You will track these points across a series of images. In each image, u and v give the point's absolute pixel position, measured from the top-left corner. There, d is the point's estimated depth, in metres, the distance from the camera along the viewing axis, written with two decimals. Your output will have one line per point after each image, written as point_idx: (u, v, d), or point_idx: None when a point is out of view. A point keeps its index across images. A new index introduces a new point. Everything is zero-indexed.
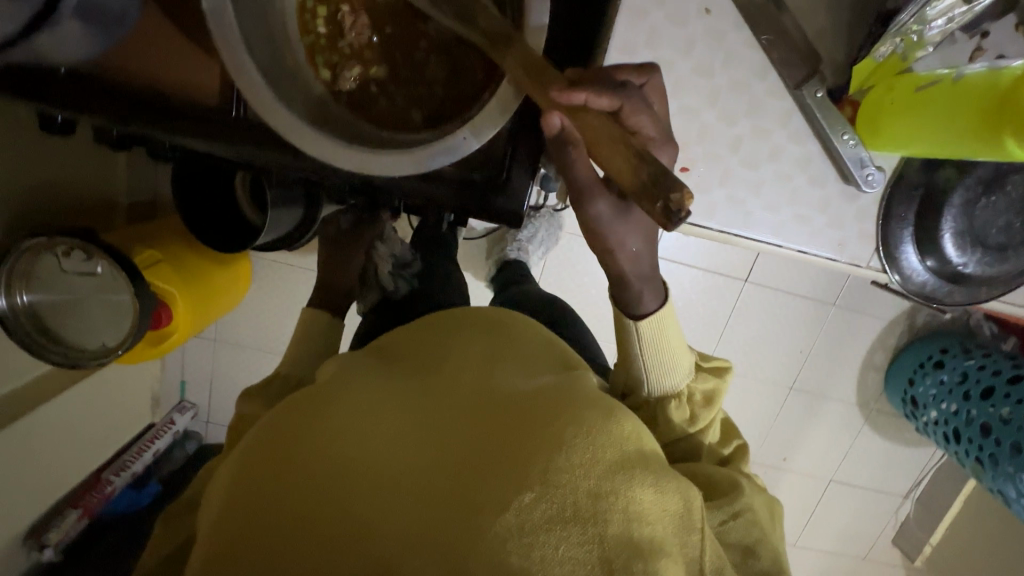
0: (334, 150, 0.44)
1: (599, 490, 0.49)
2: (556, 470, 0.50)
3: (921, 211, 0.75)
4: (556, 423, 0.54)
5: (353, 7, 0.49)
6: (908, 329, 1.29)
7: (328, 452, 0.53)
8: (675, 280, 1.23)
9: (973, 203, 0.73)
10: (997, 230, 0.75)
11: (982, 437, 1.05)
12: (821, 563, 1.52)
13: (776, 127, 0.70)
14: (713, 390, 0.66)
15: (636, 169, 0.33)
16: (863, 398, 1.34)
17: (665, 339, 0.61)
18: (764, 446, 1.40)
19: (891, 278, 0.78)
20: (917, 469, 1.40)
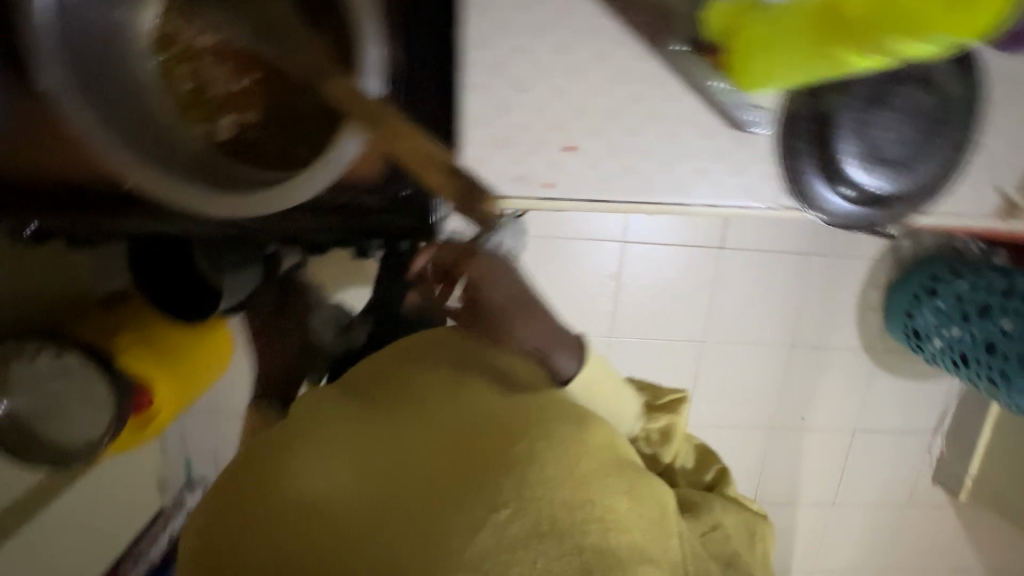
0: (214, 201, 0.49)
1: (575, 502, 0.53)
2: (530, 484, 0.53)
3: (822, 141, 0.70)
4: (528, 440, 0.57)
5: (214, 61, 0.56)
6: (895, 263, 1.26)
7: (311, 484, 0.54)
8: (651, 260, 1.23)
9: (867, 122, 0.70)
10: (895, 144, 0.72)
11: (991, 356, 1.03)
12: (866, 516, 1.47)
13: (650, 87, 0.67)
14: (666, 426, 0.77)
15: (452, 179, 0.51)
16: (867, 340, 1.31)
17: (593, 390, 0.72)
18: (780, 408, 1.37)
19: (812, 214, 0.73)
20: (940, 400, 1.36)
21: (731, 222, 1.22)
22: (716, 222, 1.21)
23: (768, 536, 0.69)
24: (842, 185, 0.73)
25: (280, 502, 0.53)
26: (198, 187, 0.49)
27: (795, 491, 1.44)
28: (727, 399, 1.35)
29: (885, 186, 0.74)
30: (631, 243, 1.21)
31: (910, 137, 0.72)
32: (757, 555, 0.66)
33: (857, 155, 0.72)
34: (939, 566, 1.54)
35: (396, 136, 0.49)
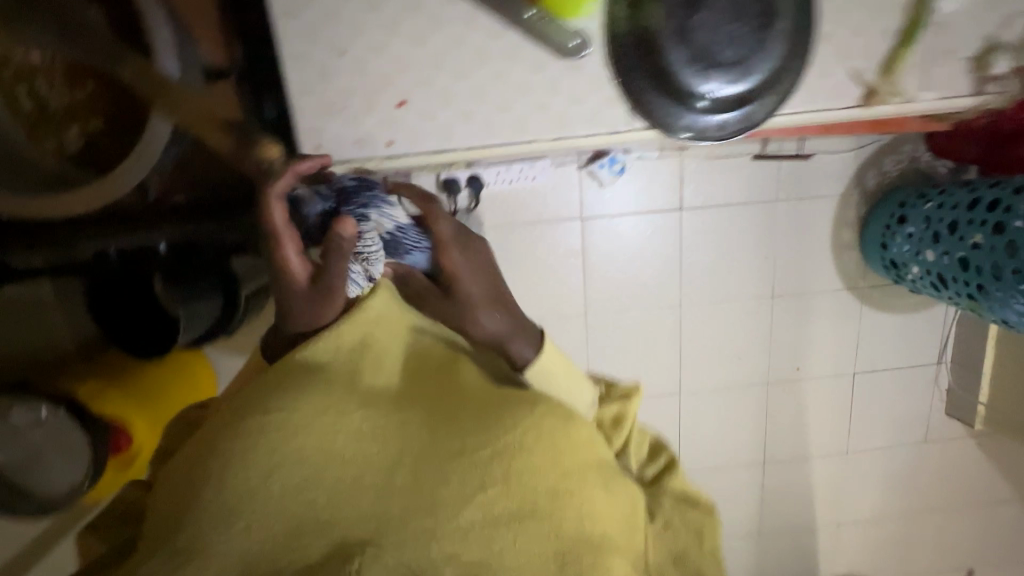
0: (71, 204, 0.73)
1: (557, 489, 0.61)
2: (518, 468, 0.59)
3: (648, 49, 0.70)
4: (525, 424, 0.62)
5: (47, 81, 0.78)
6: (863, 196, 1.24)
7: (303, 440, 0.56)
8: (613, 233, 1.22)
9: (683, 23, 0.70)
10: (726, 45, 0.71)
11: (965, 273, 0.99)
12: (883, 461, 1.43)
13: (472, 31, 0.68)
14: (619, 413, 0.78)
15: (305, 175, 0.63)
16: (849, 279, 1.29)
17: (552, 376, 0.75)
18: (773, 362, 1.34)
19: (681, 137, 0.74)
20: (938, 331, 1.33)
21: (686, 182, 1.21)
22: (671, 184, 1.20)
23: (712, 533, 0.74)
24: (693, 100, 0.73)
25: (272, 455, 0.55)
26: (40, 200, 0.73)
27: (804, 445, 1.41)
28: (717, 361, 1.33)
29: (741, 87, 0.73)
30: (589, 219, 1.21)
31: (739, 33, 0.71)
32: (703, 552, 0.73)
33: (694, 63, 0.72)
34: (969, 501, 1.49)
35: (173, 105, 0.72)
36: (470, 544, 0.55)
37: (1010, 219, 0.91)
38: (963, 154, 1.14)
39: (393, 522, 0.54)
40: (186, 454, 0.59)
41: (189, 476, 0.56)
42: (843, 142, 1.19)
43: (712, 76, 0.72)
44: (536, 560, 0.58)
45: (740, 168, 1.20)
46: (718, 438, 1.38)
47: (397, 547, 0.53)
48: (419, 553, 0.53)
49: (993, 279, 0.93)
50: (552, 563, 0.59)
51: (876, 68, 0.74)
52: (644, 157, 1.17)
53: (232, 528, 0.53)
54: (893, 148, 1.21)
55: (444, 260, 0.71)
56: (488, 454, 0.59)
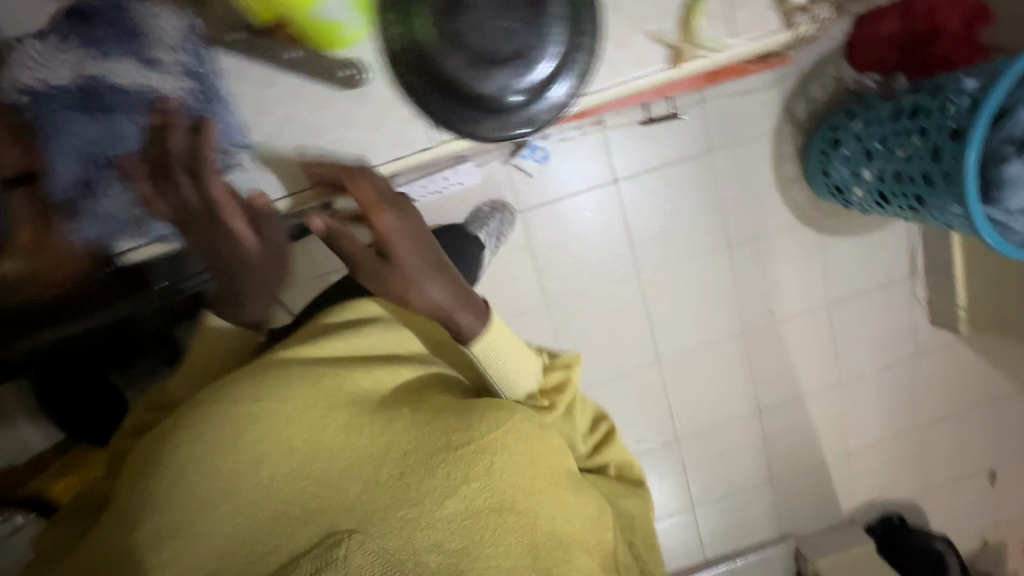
0: None
1: (531, 488, 0.64)
2: (497, 464, 0.62)
3: (425, 67, 0.73)
4: (506, 422, 0.65)
5: None
6: (797, 127, 1.21)
7: (295, 426, 0.60)
8: (554, 218, 1.21)
9: (455, 31, 0.73)
10: (505, 41, 0.74)
11: (902, 185, 0.97)
12: (879, 382, 1.42)
13: (243, 84, 0.70)
14: (562, 380, 0.79)
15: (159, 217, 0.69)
16: (802, 212, 1.27)
17: (503, 351, 0.73)
18: (746, 310, 1.32)
19: (517, 135, 0.77)
20: (902, 244, 1.31)
21: (615, 152, 1.19)
22: (600, 158, 1.19)
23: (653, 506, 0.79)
24: (508, 97, 0.76)
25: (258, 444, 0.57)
26: None
27: (795, 386, 1.39)
28: (688, 322, 1.31)
29: (543, 70, 0.75)
30: (527, 211, 1.20)
31: (512, 28, 0.74)
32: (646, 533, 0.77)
33: (480, 64, 0.74)
34: (972, 406, 1.47)
35: None
36: (449, 539, 0.58)
37: (932, 121, 0.90)
38: (887, 63, 1.10)
39: (379, 512, 0.57)
40: (158, 431, 0.59)
41: (164, 450, 0.56)
42: (763, 79, 1.18)
43: (502, 74, 0.75)
44: (510, 557, 0.60)
45: (667, 127, 1.19)
46: (708, 395, 1.37)
47: (380, 533, 0.56)
48: (400, 546, 0.56)
49: (929, 186, 0.90)
50: (525, 556, 0.61)
51: (672, 27, 0.77)
52: (567, 138, 1.16)
53: (218, 511, 0.54)
54: (816, 73, 1.19)
55: (376, 223, 0.68)
56: (471, 452, 0.61)
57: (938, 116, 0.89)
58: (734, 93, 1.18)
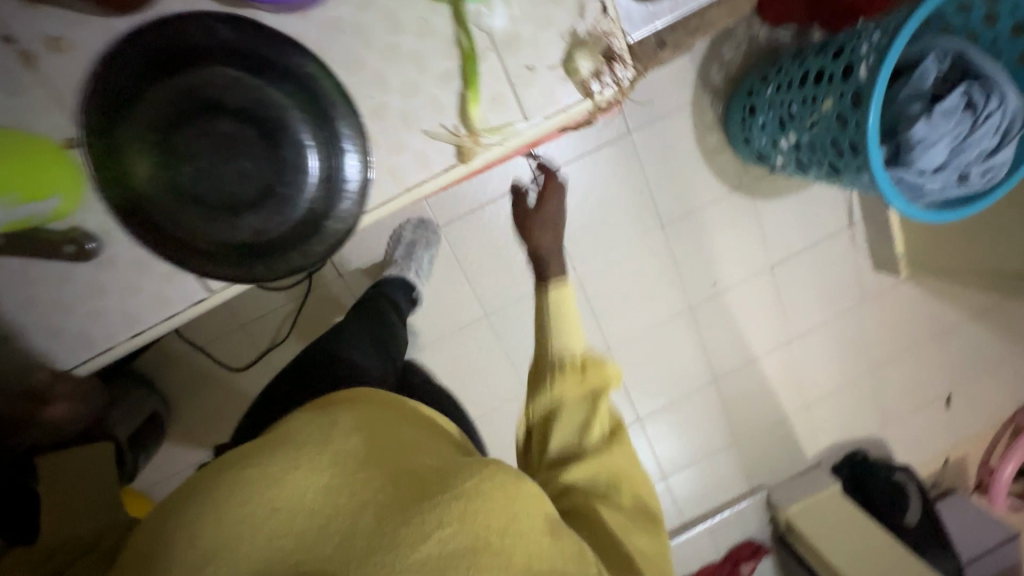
0: None
1: (506, 529, 0.47)
2: (470, 500, 0.48)
3: (162, 237, 0.64)
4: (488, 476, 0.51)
5: None
6: (715, 95, 1.16)
7: (263, 480, 0.49)
8: (478, 225, 1.16)
9: (181, 187, 0.63)
10: (245, 179, 0.64)
11: (817, 154, 0.94)
12: (828, 333, 1.43)
13: None
14: (599, 367, 0.67)
15: None
16: (732, 180, 1.23)
17: (564, 314, 0.70)
18: (688, 286, 1.30)
19: (330, 244, 0.67)
20: (837, 197, 1.29)
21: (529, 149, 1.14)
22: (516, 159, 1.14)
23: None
24: (279, 228, 0.65)
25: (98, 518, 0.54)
26: None
27: (747, 350, 1.40)
28: (631, 306, 1.29)
29: (302, 195, 0.64)
30: (449, 224, 1.15)
31: (247, 162, 0.63)
32: None
33: (225, 212, 0.64)
34: (921, 341, 1.49)
35: None
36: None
37: (837, 88, 0.87)
38: (796, 17, 1.04)
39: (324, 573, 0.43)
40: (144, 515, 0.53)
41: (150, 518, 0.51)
42: None
43: (256, 215, 0.64)
44: None
45: None
46: (661, 373, 1.38)
47: None
48: None
49: (841, 154, 0.88)
50: None
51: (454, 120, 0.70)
52: None
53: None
54: (726, 35, 1.12)
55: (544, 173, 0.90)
56: (443, 497, 0.48)
57: (840, 83, 0.86)
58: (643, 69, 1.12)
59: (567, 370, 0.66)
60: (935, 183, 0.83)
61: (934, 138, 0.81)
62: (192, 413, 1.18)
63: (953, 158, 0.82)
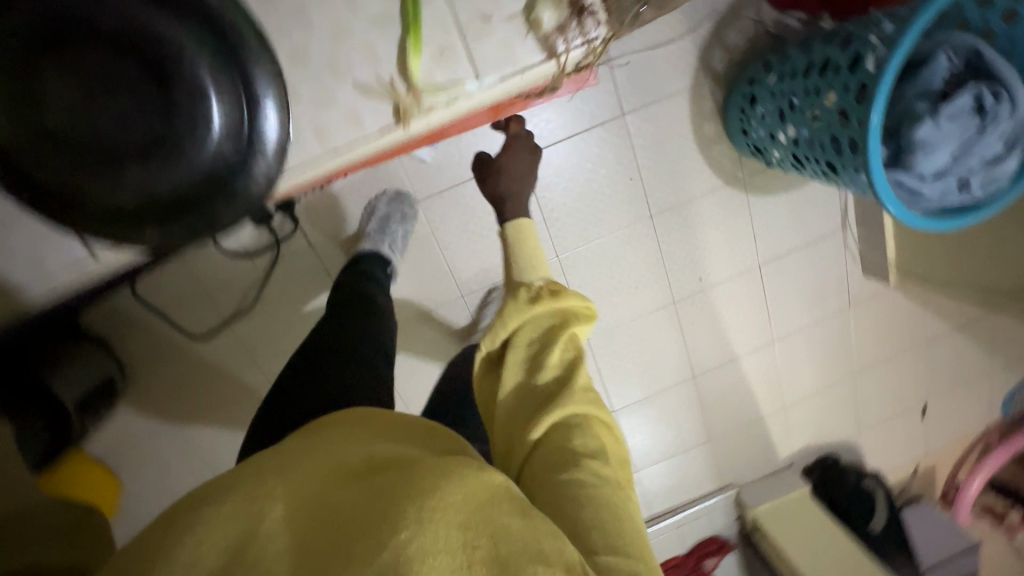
0: None
1: (466, 519, 0.41)
2: (430, 506, 0.41)
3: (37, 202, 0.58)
4: (439, 471, 0.45)
5: None
6: (715, 81, 1.10)
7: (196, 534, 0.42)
8: (458, 202, 1.11)
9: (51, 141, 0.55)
10: (124, 133, 0.56)
11: (814, 151, 0.90)
12: (811, 337, 1.40)
13: None
14: (560, 291, 0.65)
15: None
16: (727, 173, 1.18)
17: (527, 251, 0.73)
18: (673, 280, 1.26)
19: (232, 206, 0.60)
20: (833, 197, 1.24)
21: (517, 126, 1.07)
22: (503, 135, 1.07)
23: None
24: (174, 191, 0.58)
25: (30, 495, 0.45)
26: None
27: (730, 349, 1.37)
28: (613, 297, 1.25)
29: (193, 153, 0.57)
30: (428, 198, 1.10)
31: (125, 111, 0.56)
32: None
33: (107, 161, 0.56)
34: (904, 349, 1.47)
35: None
36: None
37: (842, 80, 0.82)
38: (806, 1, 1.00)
39: None
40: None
41: None
42: (673, 28, 1.05)
43: (139, 176, 0.57)
44: None
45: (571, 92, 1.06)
46: (639, 367, 1.35)
47: None
48: None
49: (839, 153, 0.84)
50: None
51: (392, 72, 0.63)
52: None
53: None
54: (732, 17, 1.06)
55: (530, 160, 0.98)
56: (396, 499, 0.41)
57: (845, 74, 0.82)
58: (642, 48, 1.05)
59: (521, 291, 0.66)
60: (934, 189, 0.79)
61: (937, 142, 0.77)
62: (152, 380, 1.14)
63: (955, 163, 0.78)
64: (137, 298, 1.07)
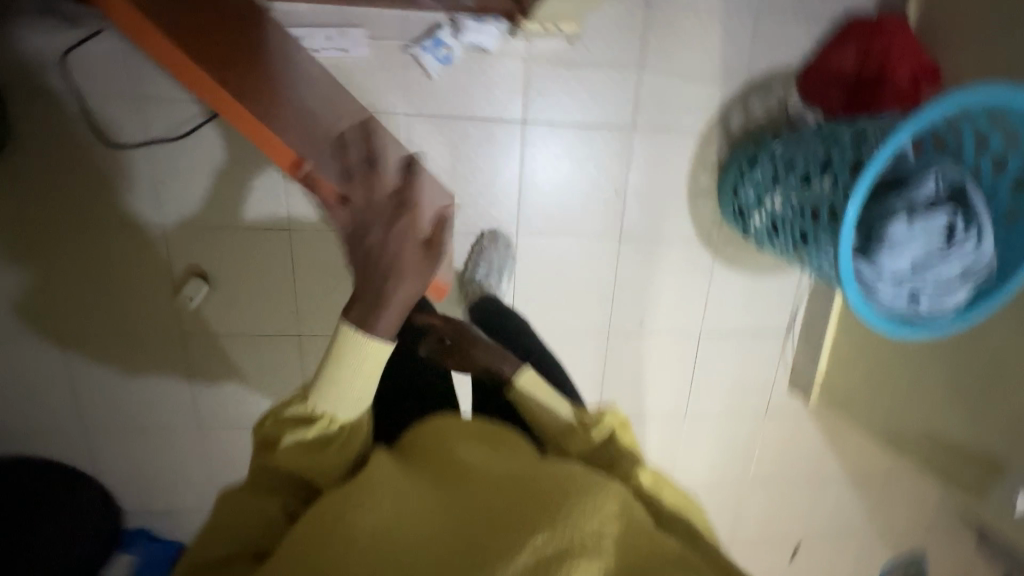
0: None
1: (598, 531, 0.49)
2: (565, 520, 0.49)
3: None
4: (559, 485, 0.53)
5: None
6: (726, 138, 1.12)
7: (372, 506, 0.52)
8: (443, 135, 1.04)
9: None
10: None
11: (794, 219, 0.90)
12: (720, 429, 1.36)
13: None
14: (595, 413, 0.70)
15: None
16: (703, 230, 1.18)
17: (541, 397, 0.72)
18: (615, 312, 1.22)
19: None
20: (789, 299, 1.26)
21: (533, 90, 1.04)
22: (514, 88, 1.03)
23: None
24: None
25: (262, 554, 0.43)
26: None
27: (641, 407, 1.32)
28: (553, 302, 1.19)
29: None
30: (416, 118, 1.02)
31: None
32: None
33: None
34: (798, 480, 1.44)
35: None
36: None
37: (841, 154, 0.82)
38: (830, 101, 1.03)
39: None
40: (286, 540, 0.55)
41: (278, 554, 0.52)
42: (710, 70, 1.07)
43: None
44: None
45: (595, 82, 1.05)
46: None
47: None
48: None
49: (816, 222, 0.84)
50: None
51: None
52: (484, 51, 1.00)
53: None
54: (762, 86, 1.09)
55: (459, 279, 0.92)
56: (535, 508, 0.51)
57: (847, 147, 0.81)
58: (675, 74, 1.06)
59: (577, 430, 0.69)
60: (887, 291, 0.79)
61: (908, 245, 0.77)
62: (46, 162, 1.00)
63: (913, 274, 0.79)
64: (63, 70, 0.96)
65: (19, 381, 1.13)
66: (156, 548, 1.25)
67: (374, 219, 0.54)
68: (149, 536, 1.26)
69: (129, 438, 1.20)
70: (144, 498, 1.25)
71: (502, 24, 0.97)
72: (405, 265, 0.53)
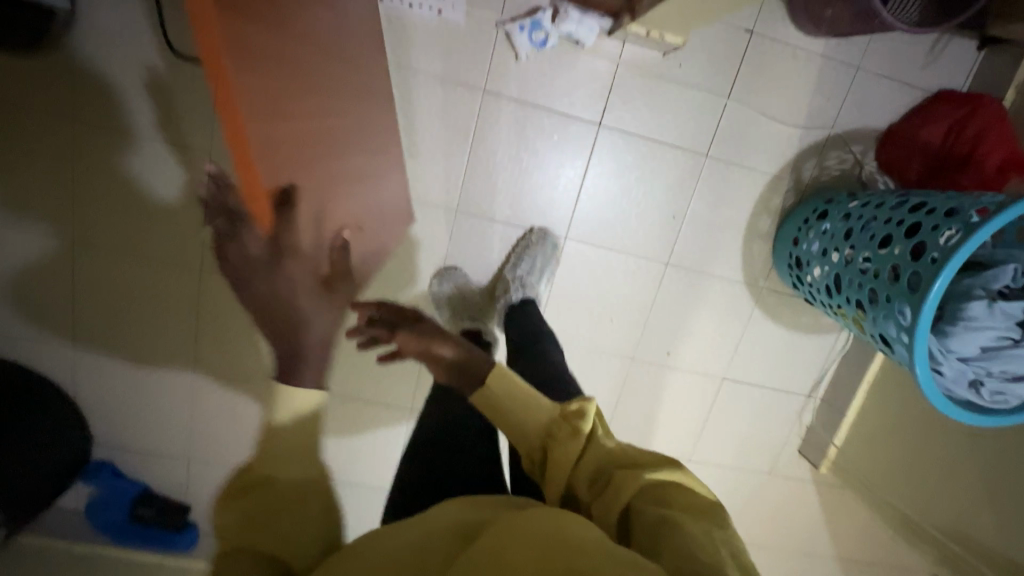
0: None
1: None
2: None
3: None
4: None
5: None
6: (795, 187, 1.09)
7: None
8: (516, 121, 1.01)
9: None
10: None
11: (860, 277, 0.86)
12: (723, 482, 1.31)
13: None
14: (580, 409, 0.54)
15: None
16: (751, 274, 1.15)
17: (517, 399, 0.57)
18: (644, 337, 1.18)
19: None
20: (819, 361, 1.23)
21: (615, 94, 1.01)
22: (597, 89, 1.00)
23: None
24: None
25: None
26: None
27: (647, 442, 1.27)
28: (585, 314, 1.15)
29: None
30: (492, 97, 0.99)
31: None
32: None
33: None
34: (793, 552, 1.37)
35: None
36: None
37: (928, 220, 0.78)
38: (908, 170, 1.03)
39: None
40: None
41: None
42: (795, 115, 1.05)
43: None
44: None
45: (679, 101, 1.02)
46: None
47: None
48: None
49: (889, 285, 0.79)
50: None
51: None
52: (578, 44, 0.97)
53: None
54: (843, 142, 1.07)
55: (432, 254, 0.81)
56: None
57: (939, 217, 0.77)
58: (759, 110, 1.04)
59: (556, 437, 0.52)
60: (951, 370, 0.76)
61: (984, 328, 0.74)
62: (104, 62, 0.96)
63: (981, 358, 0.76)
64: None
65: (15, 280, 1.05)
66: (117, 484, 1.17)
67: (256, 270, 0.57)
68: (112, 470, 1.18)
69: (117, 362, 1.13)
70: (117, 428, 1.18)
71: (604, 22, 0.94)
72: (305, 306, 0.55)
